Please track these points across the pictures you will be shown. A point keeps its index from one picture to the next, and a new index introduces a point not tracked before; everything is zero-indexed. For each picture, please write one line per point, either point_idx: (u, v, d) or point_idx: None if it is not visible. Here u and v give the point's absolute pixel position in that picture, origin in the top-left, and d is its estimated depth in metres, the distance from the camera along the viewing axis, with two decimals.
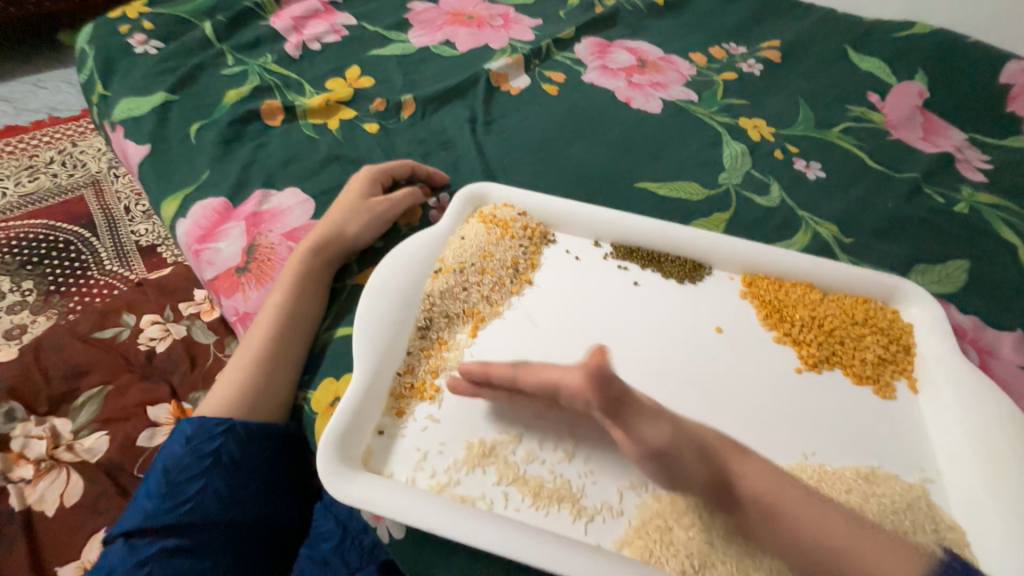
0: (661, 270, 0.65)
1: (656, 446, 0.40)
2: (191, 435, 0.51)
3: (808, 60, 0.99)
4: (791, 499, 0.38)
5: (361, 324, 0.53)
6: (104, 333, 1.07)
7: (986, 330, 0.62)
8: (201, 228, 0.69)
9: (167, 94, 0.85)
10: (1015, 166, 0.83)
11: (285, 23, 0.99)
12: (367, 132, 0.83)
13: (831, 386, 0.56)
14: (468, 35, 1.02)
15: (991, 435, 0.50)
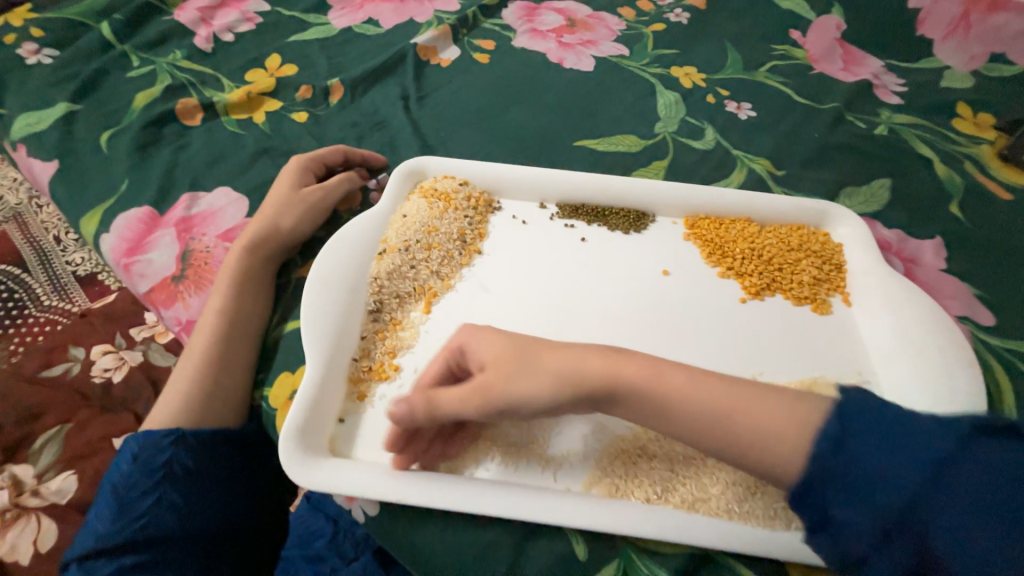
0: (606, 223, 0.66)
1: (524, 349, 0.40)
2: (138, 451, 0.49)
3: (733, 3, 1.01)
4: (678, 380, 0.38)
5: (307, 314, 0.51)
6: (53, 371, 1.02)
7: (909, 241, 0.66)
8: (128, 241, 0.65)
9: (70, 105, 0.79)
10: (927, 87, 0.87)
11: (191, 15, 0.93)
12: (295, 122, 0.80)
13: (773, 311, 0.59)
14: (391, 11, 0.98)
15: (916, 333, 0.54)
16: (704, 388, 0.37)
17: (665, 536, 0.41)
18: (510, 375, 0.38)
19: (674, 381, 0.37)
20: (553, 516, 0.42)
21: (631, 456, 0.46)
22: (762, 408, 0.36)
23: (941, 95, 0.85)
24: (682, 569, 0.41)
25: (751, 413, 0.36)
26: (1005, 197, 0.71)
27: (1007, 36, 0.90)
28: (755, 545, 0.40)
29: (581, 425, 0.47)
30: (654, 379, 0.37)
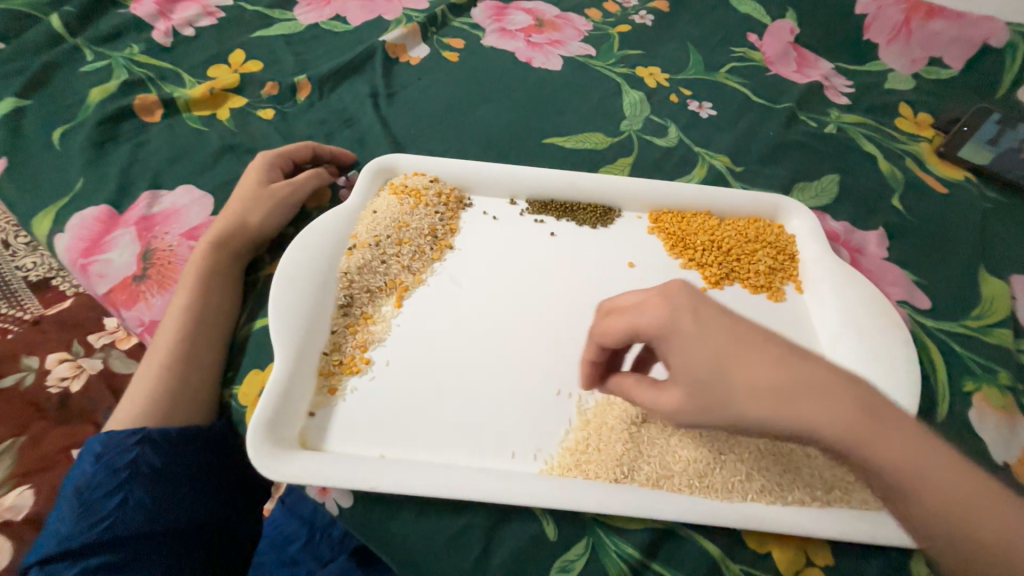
0: (574, 218, 0.68)
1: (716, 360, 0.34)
2: (102, 451, 0.48)
3: (694, 7, 1.05)
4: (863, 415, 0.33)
5: (276, 308, 0.51)
6: (5, 381, 0.98)
7: (855, 232, 0.71)
8: (84, 240, 0.63)
9: (17, 100, 0.75)
10: (873, 88, 0.93)
11: (147, 8, 0.90)
12: (261, 119, 0.78)
13: (732, 299, 0.62)
14: (359, 7, 0.98)
15: (859, 317, 0.58)
16: (931, 451, 0.33)
17: (631, 511, 0.43)
18: (728, 378, 0.34)
19: (858, 417, 0.33)
20: (522, 495, 0.43)
21: (596, 440, 0.48)
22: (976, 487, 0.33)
23: (886, 96, 0.91)
24: (647, 543, 0.43)
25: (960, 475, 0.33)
26: (942, 190, 0.77)
27: (941, 44, 0.96)
28: (717, 515, 0.43)
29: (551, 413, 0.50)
30: (893, 425, 0.33)
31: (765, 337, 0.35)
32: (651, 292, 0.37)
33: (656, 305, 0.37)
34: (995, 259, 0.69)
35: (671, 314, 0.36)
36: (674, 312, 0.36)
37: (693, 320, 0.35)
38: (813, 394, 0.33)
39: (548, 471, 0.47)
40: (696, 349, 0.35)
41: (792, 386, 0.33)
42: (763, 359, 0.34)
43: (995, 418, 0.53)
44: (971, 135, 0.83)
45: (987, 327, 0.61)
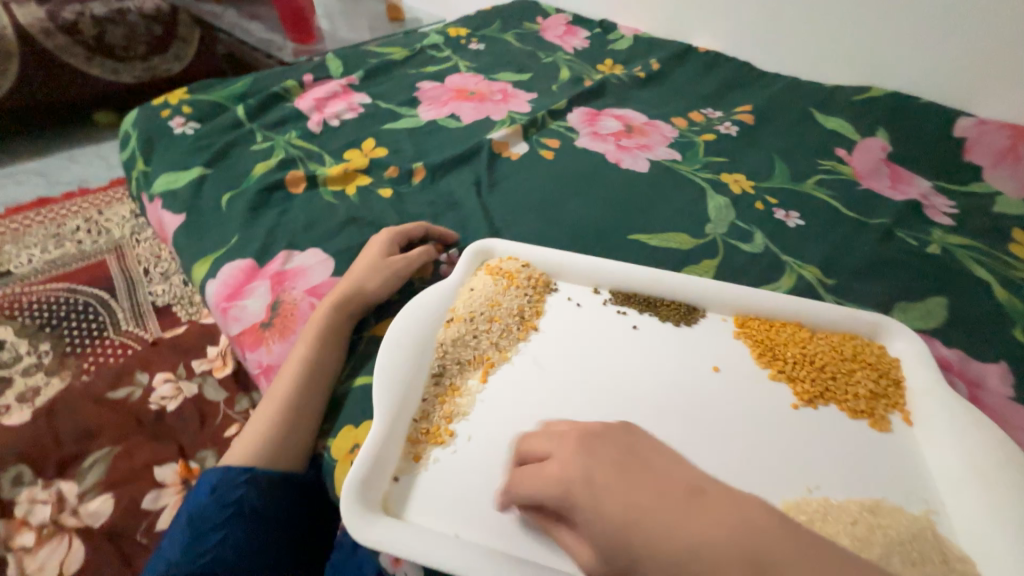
0: (657, 314, 0.69)
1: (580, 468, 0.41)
2: (216, 485, 0.54)
3: (779, 121, 1.10)
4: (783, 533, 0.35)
5: (380, 371, 0.56)
6: (118, 393, 1.13)
7: (971, 363, 0.65)
8: (230, 287, 0.74)
9: (203, 169, 0.94)
10: (979, 210, 0.89)
11: (308, 103, 1.12)
12: (381, 197, 0.91)
13: (829, 420, 0.58)
14: (471, 109, 1.14)
15: (985, 463, 0.52)
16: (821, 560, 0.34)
17: None
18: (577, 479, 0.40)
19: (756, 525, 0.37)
20: None
21: None
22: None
23: (994, 220, 0.87)
24: None
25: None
26: None
27: None
28: None
29: None
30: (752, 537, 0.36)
31: (689, 489, 0.35)
32: (569, 432, 0.43)
33: (567, 459, 0.40)
34: None
35: (587, 465, 0.38)
36: (581, 465, 0.38)
37: (614, 473, 0.37)
38: (727, 542, 0.32)
39: None
40: (615, 498, 0.35)
41: (745, 547, 0.31)
42: (683, 513, 0.33)
43: None
44: None
45: None
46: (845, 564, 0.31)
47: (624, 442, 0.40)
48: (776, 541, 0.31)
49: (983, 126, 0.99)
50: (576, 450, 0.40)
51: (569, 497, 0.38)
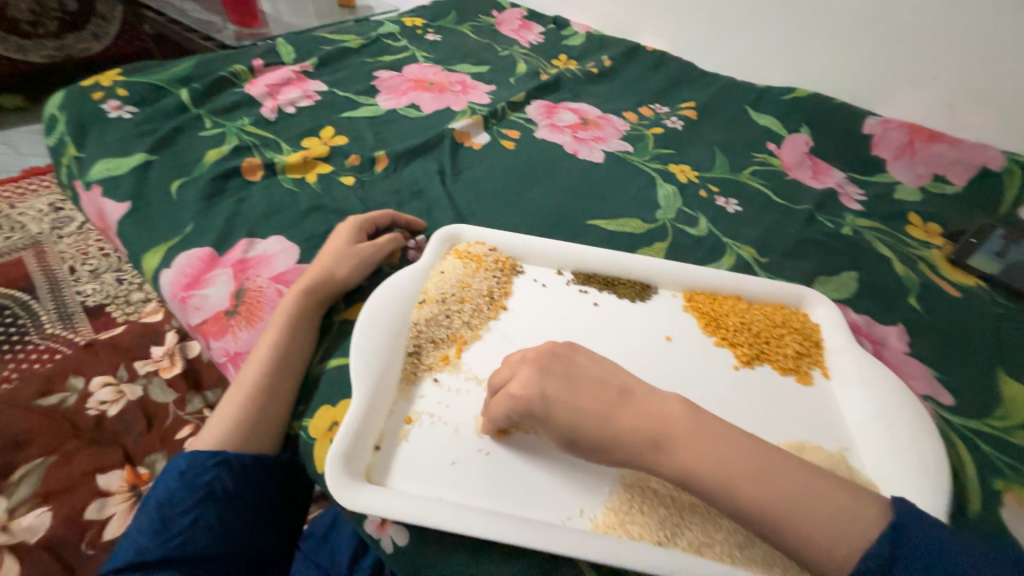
0: (616, 291, 0.75)
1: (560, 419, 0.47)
2: (185, 469, 0.53)
3: (718, 118, 1.20)
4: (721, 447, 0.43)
5: (357, 349, 0.57)
6: (50, 399, 1.04)
7: (876, 326, 0.76)
8: (187, 276, 0.72)
9: (146, 155, 0.89)
10: (882, 197, 1.03)
11: (260, 89, 1.08)
12: (344, 185, 0.91)
13: (764, 379, 0.66)
14: (431, 99, 1.15)
15: (886, 404, 0.62)
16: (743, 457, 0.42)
17: None
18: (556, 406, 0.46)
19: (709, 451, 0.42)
20: (574, 550, 0.45)
21: (639, 502, 0.50)
22: (797, 487, 0.40)
23: (895, 206, 1.01)
24: None
25: (787, 490, 0.40)
26: (955, 294, 0.83)
27: (944, 163, 1.07)
28: None
29: (596, 472, 0.52)
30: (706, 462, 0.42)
31: (620, 391, 0.47)
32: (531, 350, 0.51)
33: (525, 379, 0.48)
34: (1012, 363, 0.72)
35: (541, 385, 0.47)
36: (538, 382, 0.47)
37: (564, 386, 0.47)
38: (640, 429, 0.44)
39: (595, 529, 0.49)
40: (561, 404, 0.46)
41: (653, 429, 0.44)
42: (611, 411, 0.45)
43: None
44: (979, 246, 0.90)
45: (1012, 429, 0.64)
46: (733, 443, 0.43)
47: (573, 366, 0.49)
48: (678, 429, 0.44)
49: (886, 125, 1.13)
50: (533, 372, 0.48)
51: (533, 406, 0.47)
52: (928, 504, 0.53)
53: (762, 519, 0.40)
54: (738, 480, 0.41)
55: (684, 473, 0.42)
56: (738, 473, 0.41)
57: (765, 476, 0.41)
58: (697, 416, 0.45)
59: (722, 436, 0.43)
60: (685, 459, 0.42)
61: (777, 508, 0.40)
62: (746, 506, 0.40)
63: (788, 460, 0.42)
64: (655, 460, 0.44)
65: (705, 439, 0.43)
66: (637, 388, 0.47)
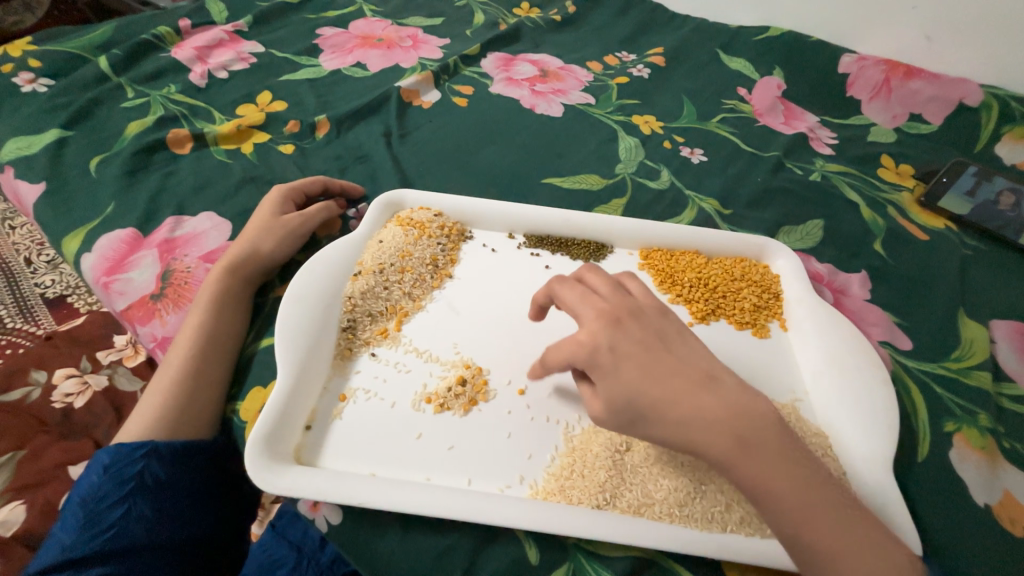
0: (568, 252, 0.71)
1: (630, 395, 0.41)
2: (109, 463, 0.50)
3: (687, 63, 1.13)
4: (789, 470, 0.39)
5: (282, 329, 0.54)
6: (10, 395, 0.91)
7: (839, 274, 0.74)
8: (110, 260, 0.67)
9: (61, 131, 0.82)
10: (856, 140, 0.98)
11: (187, 53, 0.99)
12: (282, 153, 0.84)
13: (717, 334, 0.65)
14: (378, 57, 1.06)
15: (840, 354, 0.60)
16: (806, 486, 0.39)
17: (612, 540, 0.44)
18: (644, 380, 0.41)
19: (778, 471, 0.39)
20: (508, 518, 0.45)
21: (580, 466, 0.50)
22: (856, 530, 0.38)
23: (867, 148, 0.96)
24: (628, 569, 0.44)
25: (844, 528, 0.38)
26: (923, 237, 0.80)
27: (920, 101, 1.01)
28: (696, 546, 0.44)
29: (536, 438, 0.52)
30: (774, 481, 0.39)
31: (705, 377, 0.42)
32: (608, 302, 0.46)
33: (594, 328, 0.44)
34: (973, 304, 0.71)
35: (614, 339, 0.43)
36: (608, 336, 0.43)
37: (637, 348, 0.43)
38: (726, 424, 0.40)
39: (534, 496, 0.48)
40: (631, 367, 0.42)
41: (736, 426, 0.39)
42: (692, 393, 0.40)
43: (975, 459, 0.54)
44: (950, 186, 0.87)
45: (969, 370, 0.63)
46: (807, 466, 0.40)
47: (655, 325, 0.45)
48: (765, 435, 0.40)
49: (862, 62, 1.05)
50: (606, 325, 0.44)
51: (599, 356, 0.43)
52: (874, 453, 0.52)
53: (814, 548, 0.38)
54: (806, 503, 0.38)
55: (753, 482, 0.39)
56: (808, 496, 0.39)
57: (833, 509, 0.39)
58: (780, 426, 0.41)
59: (800, 456, 0.40)
60: (761, 469, 0.39)
61: (833, 543, 0.38)
62: (800, 532, 0.38)
63: (848, 499, 0.40)
64: (731, 459, 0.39)
65: (784, 454, 0.40)
66: (722, 375, 0.43)
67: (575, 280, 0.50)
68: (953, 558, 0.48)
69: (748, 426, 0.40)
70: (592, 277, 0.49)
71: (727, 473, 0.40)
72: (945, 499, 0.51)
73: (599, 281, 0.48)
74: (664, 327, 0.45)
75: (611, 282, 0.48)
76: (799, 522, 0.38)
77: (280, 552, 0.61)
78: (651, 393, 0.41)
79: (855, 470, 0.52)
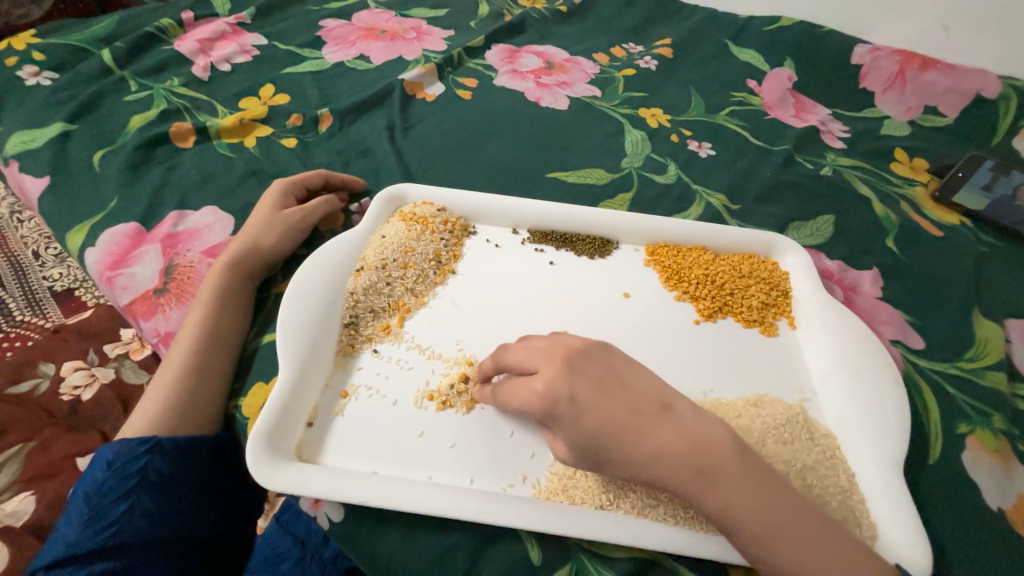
0: (573, 248, 0.70)
1: (592, 443, 0.41)
2: (113, 458, 0.50)
3: (696, 55, 1.10)
4: (755, 492, 0.40)
5: (283, 326, 0.54)
6: (20, 387, 0.92)
7: (850, 271, 0.73)
8: (113, 254, 0.67)
9: (65, 124, 0.82)
10: (868, 133, 0.96)
11: (190, 45, 0.98)
12: (284, 147, 0.84)
13: (724, 332, 0.64)
14: (382, 49, 1.05)
15: (850, 353, 0.59)
16: (772, 508, 0.40)
17: (614, 541, 0.44)
18: (605, 427, 0.41)
19: (743, 496, 0.40)
20: (510, 518, 0.44)
21: (583, 465, 0.49)
22: (824, 548, 0.39)
23: (880, 142, 0.94)
24: (632, 570, 0.44)
25: (814, 549, 0.39)
26: (937, 234, 0.78)
27: (936, 93, 0.98)
28: (700, 548, 0.44)
29: (539, 437, 0.51)
30: (740, 505, 0.40)
31: (662, 409, 0.42)
32: (551, 348, 0.46)
33: (551, 376, 0.43)
34: (988, 302, 0.69)
35: (573, 385, 0.42)
36: (565, 383, 0.42)
37: (593, 390, 0.42)
38: (686, 456, 0.40)
39: (537, 495, 0.48)
40: (593, 411, 0.41)
41: (699, 458, 0.40)
42: (648, 431, 0.41)
43: (989, 462, 0.53)
44: (965, 181, 0.85)
45: (983, 370, 0.61)
46: (773, 486, 0.41)
47: (605, 360, 0.45)
48: (726, 464, 0.40)
49: (876, 53, 1.02)
50: (561, 370, 0.43)
51: (559, 407, 0.42)
52: (885, 454, 0.51)
53: (782, 568, 0.39)
54: (772, 526, 0.39)
55: (720, 508, 0.40)
56: (774, 519, 0.39)
57: (800, 529, 0.39)
58: (741, 449, 0.42)
59: (765, 479, 0.41)
60: (726, 497, 0.40)
61: (802, 564, 0.38)
62: (768, 554, 0.39)
63: (821, 518, 0.41)
64: (695, 491, 0.40)
65: (747, 478, 0.40)
66: (679, 404, 0.43)
67: None
68: (964, 563, 0.47)
69: (709, 454, 0.40)
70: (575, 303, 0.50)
71: (694, 502, 0.41)
72: (957, 501, 0.50)
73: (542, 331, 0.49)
74: (613, 361, 0.45)
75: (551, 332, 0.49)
76: (767, 545, 0.39)
77: (286, 546, 0.61)
78: (610, 438, 0.41)
79: (863, 472, 0.51)
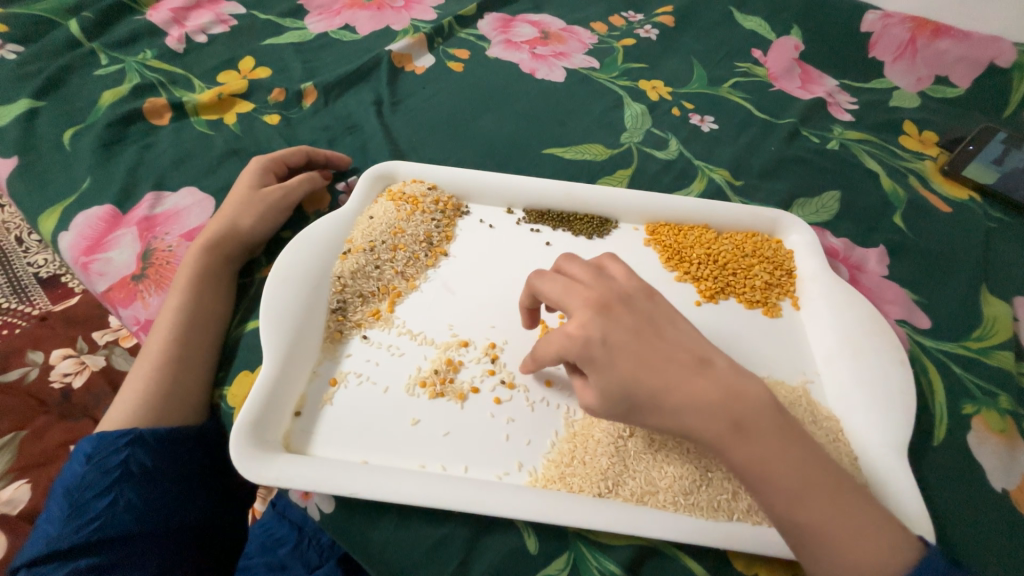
0: (570, 228, 0.67)
1: (625, 380, 0.40)
2: (92, 452, 0.48)
3: (700, 22, 1.04)
4: (789, 455, 0.39)
5: (267, 312, 0.52)
6: (8, 376, 0.90)
7: (856, 248, 0.70)
8: (87, 239, 0.64)
9: (31, 101, 0.77)
10: (877, 105, 0.92)
11: (163, 16, 0.92)
12: (267, 124, 0.80)
13: (725, 313, 0.62)
14: (367, 18, 0.99)
15: (855, 334, 0.58)
16: (803, 470, 0.38)
17: (614, 527, 0.43)
18: (642, 368, 0.40)
19: (775, 455, 0.38)
20: (506, 507, 0.43)
21: (582, 452, 0.48)
22: (852, 517, 0.37)
23: (889, 114, 0.90)
24: (631, 560, 0.43)
25: (840, 512, 0.37)
26: (945, 209, 0.76)
27: (947, 63, 0.94)
28: (702, 535, 0.43)
29: (535, 424, 0.50)
30: (770, 464, 0.38)
31: (699, 363, 0.41)
32: (590, 288, 0.44)
33: (584, 320, 0.42)
34: (997, 279, 0.67)
35: (605, 329, 0.41)
36: (600, 326, 0.42)
37: (626, 338, 0.41)
38: (723, 407, 0.39)
39: (533, 484, 0.47)
40: (625, 356, 0.41)
41: (734, 411, 0.39)
42: (686, 377, 0.40)
43: (994, 442, 0.52)
44: (975, 155, 0.82)
45: (990, 349, 0.60)
46: (806, 449, 0.39)
47: (646, 310, 0.44)
48: (763, 419, 0.39)
49: (887, 20, 0.97)
50: (595, 314, 0.42)
51: (591, 348, 0.41)
52: (891, 439, 0.50)
53: (807, 532, 0.37)
54: (803, 485, 0.38)
55: (751, 464, 0.38)
56: (803, 479, 0.38)
57: (830, 495, 0.38)
58: (780, 411, 0.40)
59: (799, 441, 0.39)
60: (758, 453, 0.38)
61: (825, 524, 0.37)
62: (795, 514, 0.38)
63: (848, 484, 0.39)
64: (726, 443, 0.39)
65: (782, 436, 0.39)
66: (720, 360, 0.42)
67: (554, 271, 0.48)
68: (966, 543, 0.46)
69: (746, 407, 0.39)
70: (570, 266, 0.47)
71: (721, 455, 0.40)
72: (957, 483, 0.49)
73: (579, 269, 0.46)
74: (651, 312, 0.44)
75: (592, 268, 0.46)
76: (794, 505, 0.38)
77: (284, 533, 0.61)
78: (643, 378, 0.40)
79: (867, 455, 0.50)
